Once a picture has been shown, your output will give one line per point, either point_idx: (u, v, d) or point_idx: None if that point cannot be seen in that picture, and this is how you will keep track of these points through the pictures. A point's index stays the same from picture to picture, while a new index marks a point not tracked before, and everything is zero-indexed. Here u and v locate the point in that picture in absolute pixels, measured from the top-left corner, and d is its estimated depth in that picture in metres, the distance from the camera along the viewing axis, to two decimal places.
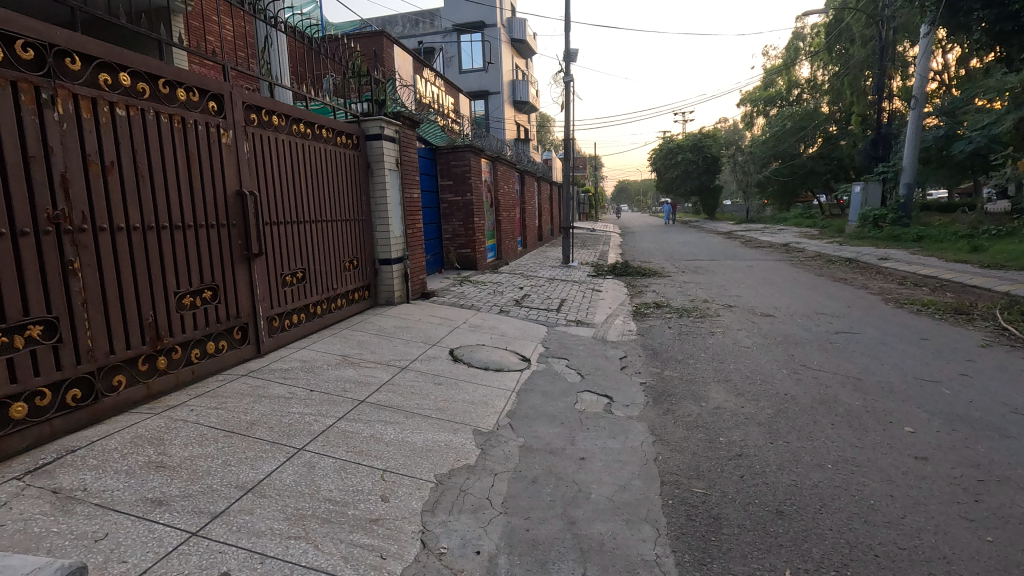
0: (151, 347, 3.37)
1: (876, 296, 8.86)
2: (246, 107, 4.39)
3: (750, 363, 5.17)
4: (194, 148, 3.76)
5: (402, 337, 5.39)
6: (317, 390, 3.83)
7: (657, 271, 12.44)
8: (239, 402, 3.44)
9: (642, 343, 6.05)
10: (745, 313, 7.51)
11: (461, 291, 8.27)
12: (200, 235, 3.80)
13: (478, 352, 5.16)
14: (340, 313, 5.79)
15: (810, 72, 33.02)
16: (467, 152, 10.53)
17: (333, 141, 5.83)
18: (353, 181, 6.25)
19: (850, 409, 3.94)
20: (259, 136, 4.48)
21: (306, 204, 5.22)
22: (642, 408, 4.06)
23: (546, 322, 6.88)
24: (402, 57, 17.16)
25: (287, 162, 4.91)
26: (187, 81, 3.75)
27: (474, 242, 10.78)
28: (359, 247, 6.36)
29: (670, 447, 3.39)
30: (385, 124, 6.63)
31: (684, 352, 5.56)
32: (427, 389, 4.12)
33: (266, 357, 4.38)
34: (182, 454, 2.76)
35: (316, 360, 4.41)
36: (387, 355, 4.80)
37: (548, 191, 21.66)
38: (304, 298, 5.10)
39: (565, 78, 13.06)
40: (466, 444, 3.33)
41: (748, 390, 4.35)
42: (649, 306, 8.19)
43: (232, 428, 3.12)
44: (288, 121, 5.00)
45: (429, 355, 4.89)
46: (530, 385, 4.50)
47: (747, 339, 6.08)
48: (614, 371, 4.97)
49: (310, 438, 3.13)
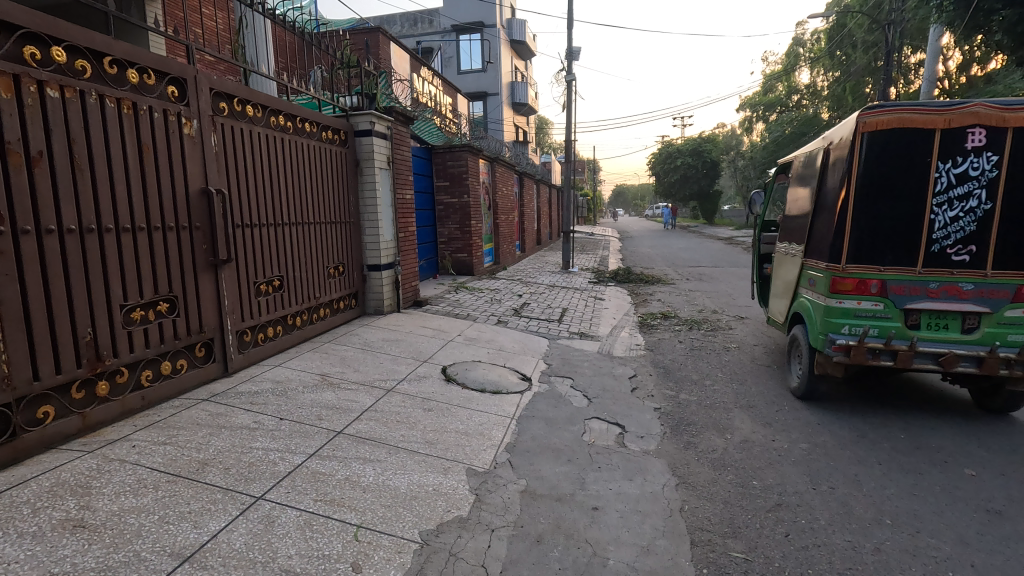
0: (88, 371, 2.87)
1: None
2: (215, 94, 3.89)
3: (774, 385, 4.70)
4: (148, 139, 3.26)
5: (390, 352, 4.89)
6: (288, 419, 3.33)
7: (661, 278, 11.98)
8: (193, 436, 2.94)
9: (652, 359, 5.57)
10: (760, 326, 7.05)
11: (456, 299, 7.77)
12: (155, 239, 3.31)
13: (473, 372, 4.63)
14: (323, 324, 5.29)
15: (811, 78, 32.79)
16: (464, 152, 10.06)
17: (318, 136, 5.33)
18: (340, 180, 5.76)
19: (896, 445, 3.47)
20: (230, 128, 3.99)
21: (285, 205, 4.73)
22: (659, 441, 3.57)
23: (548, 334, 6.39)
24: (399, 54, 16.67)
25: (264, 158, 4.41)
26: (140, 61, 3.26)
27: (470, 247, 10.30)
28: (346, 252, 5.87)
29: (696, 493, 2.91)
30: (375, 120, 6.11)
31: (699, 371, 5.08)
32: (415, 417, 3.61)
33: (234, 377, 3.88)
34: (110, 509, 2.26)
35: (290, 381, 3.91)
36: (372, 374, 4.29)
37: (547, 194, 21.20)
38: (281, 309, 4.60)
39: (567, 77, 12.58)
40: (458, 489, 2.84)
41: (776, 420, 3.87)
42: (656, 317, 7.71)
43: (180, 470, 2.61)
44: (265, 112, 4.50)
45: (418, 375, 4.39)
46: (531, 411, 4.01)
47: (765, 356, 5.61)
48: (624, 393, 4.48)
49: (273, 483, 2.63)
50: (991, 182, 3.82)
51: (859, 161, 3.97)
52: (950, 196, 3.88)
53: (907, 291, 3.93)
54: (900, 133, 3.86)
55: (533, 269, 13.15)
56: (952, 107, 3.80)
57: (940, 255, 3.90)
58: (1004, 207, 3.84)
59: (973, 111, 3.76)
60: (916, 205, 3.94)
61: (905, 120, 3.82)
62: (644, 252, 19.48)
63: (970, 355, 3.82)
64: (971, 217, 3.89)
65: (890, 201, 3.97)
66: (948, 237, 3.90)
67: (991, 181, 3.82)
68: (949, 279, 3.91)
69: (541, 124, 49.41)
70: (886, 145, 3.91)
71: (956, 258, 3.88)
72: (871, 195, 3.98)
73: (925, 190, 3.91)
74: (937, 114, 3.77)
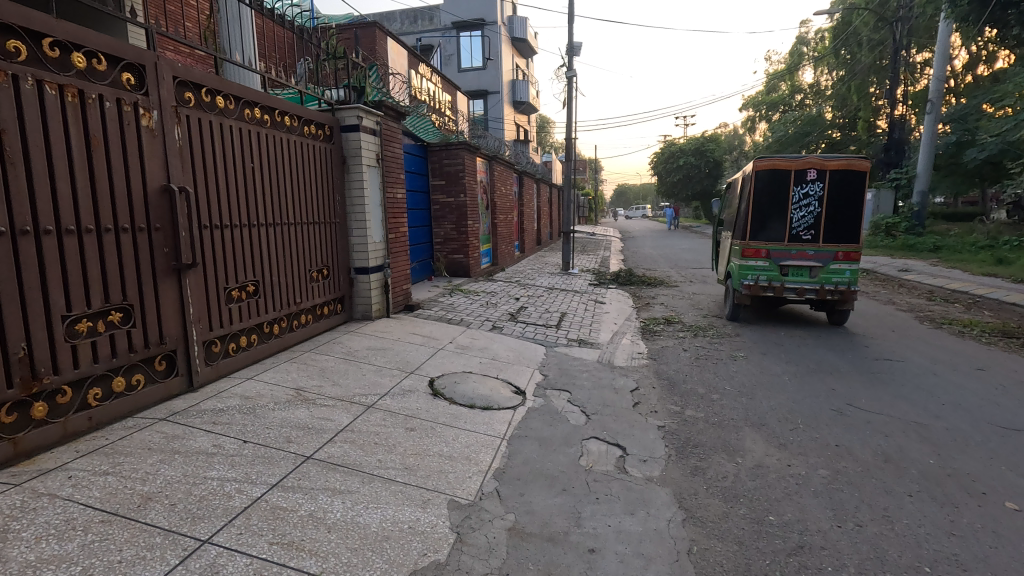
0: (21, 391, 2.56)
1: (906, 314, 8.08)
2: (180, 83, 3.56)
3: (787, 399, 4.36)
4: (98, 132, 2.94)
5: (374, 363, 4.56)
6: (251, 442, 3.00)
7: (663, 281, 11.65)
8: (139, 465, 2.61)
9: (655, 370, 5.24)
10: (768, 333, 6.72)
11: (450, 303, 7.45)
12: (106, 241, 2.98)
13: (462, 385, 4.29)
14: (305, 331, 4.97)
15: (815, 77, 32.44)
16: (460, 149, 9.74)
17: (300, 131, 5.01)
18: (325, 179, 5.43)
19: (928, 472, 3.13)
20: (197, 120, 3.67)
21: (262, 204, 4.40)
22: (663, 466, 3.24)
23: (545, 341, 6.07)
24: (397, 50, 16.34)
25: (238, 153, 4.09)
26: (88, 44, 2.93)
27: (467, 248, 9.97)
28: (331, 255, 5.55)
29: (706, 531, 2.58)
30: (363, 114, 5.78)
31: (705, 384, 4.75)
32: (396, 439, 3.29)
33: (200, 392, 3.56)
34: (23, 559, 1.93)
35: (260, 397, 3.58)
36: (352, 388, 3.96)
37: (547, 193, 20.87)
38: (257, 316, 4.28)
39: (567, 73, 12.25)
40: (436, 527, 2.51)
41: (792, 441, 3.54)
42: (660, 322, 7.38)
43: (118, 507, 2.29)
44: (240, 104, 4.16)
45: (403, 389, 4.06)
46: (523, 430, 3.68)
47: (776, 366, 5.28)
48: (625, 409, 4.15)
49: (223, 523, 2.29)
50: (822, 198, 6.99)
51: (750, 187, 7.22)
52: (802, 205, 7.03)
53: (780, 254, 7.06)
54: (776, 170, 7.05)
55: (532, 270, 12.82)
56: (799, 160, 7.04)
57: (796, 237, 7.03)
58: (829, 212, 6.98)
59: (809, 161, 7.03)
60: (780, 214, 7.11)
61: (776, 164, 7.05)
62: (645, 253, 19.14)
63: (812, 289, 6.94)
64: (815, 214, 7.00)
65: (769, 211, 7.14)
66: (800, 227, 7.01)
67: (821, 197, 6.98)
68: (802, 248, 6.97)
69: (542, 123, 49.04)
70: (767, 177, 7.18)
71: (804, 237, 6.98)
72: (758, 203, 7.16)
73: (786, 203, 7.07)
74: (792, 163, 7.03)
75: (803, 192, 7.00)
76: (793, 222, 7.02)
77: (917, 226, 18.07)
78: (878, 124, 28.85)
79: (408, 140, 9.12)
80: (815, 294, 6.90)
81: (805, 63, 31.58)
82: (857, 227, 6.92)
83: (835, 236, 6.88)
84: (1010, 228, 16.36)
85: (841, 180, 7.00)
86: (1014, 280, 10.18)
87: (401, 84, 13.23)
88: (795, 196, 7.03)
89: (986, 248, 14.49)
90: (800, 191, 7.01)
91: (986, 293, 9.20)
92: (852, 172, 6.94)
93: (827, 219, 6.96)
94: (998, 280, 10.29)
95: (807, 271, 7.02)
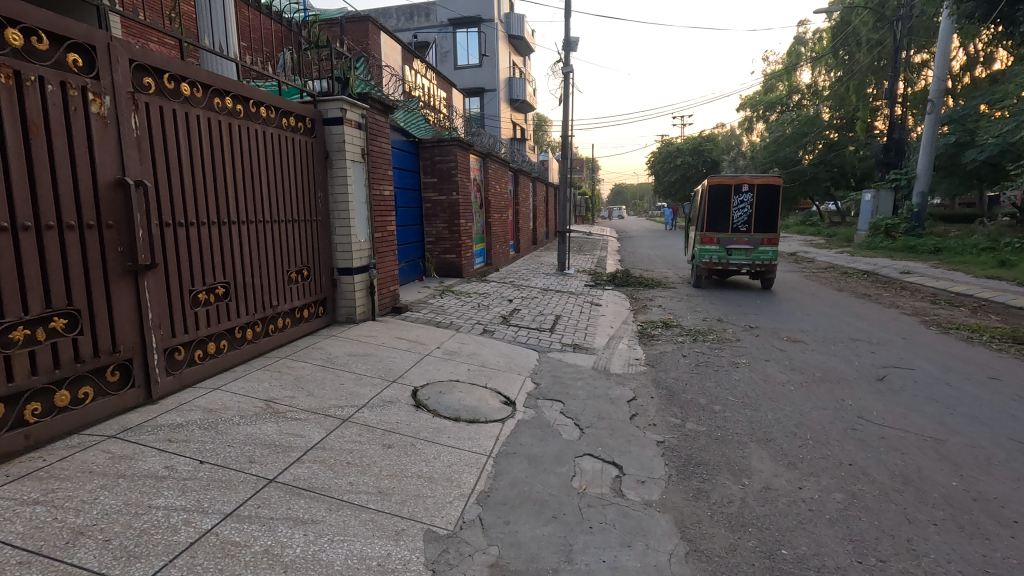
0: None
1: (912, 318, 7.82)
2: (137, 68, 3.26)
3: (793, 411, 4.11)
4: (38, 118, 2.64)
5: (354, 371, 4.26)
6: (209, 463, 2.71)
7: (661, 282, 11.39)
8: (75, 492, 2.31)
9: (654, 378, 4.97)
10: (770, 338, 6.46)
11: (440, 305, 7.16)
12: (48, 240, 2.69)
13: (447, 396, 4.00)
14: (282, 336, 4.68)
15: (813, 77, 32.29)
16: (453, 146, 9.44)
17: (278, 123, 4.71)
18: (306, 174, 5.14)
19: (950, 496, 2.87)
20: (159, 107, 3.37)
21: (234, 200, 4.10)
22: (663, 487, 2.97)
23: (537, 346, 5.78)
24: (390, 45, 16.01)
25: (206, 144, 3.79)
26: (26, 21, 2.63)
27: (459, 248, 9.68)
28: (312, 255, 5.26)
29: (711, 566, 2.31)
30: (347, 106, 5.48)
31: (707, 393, 4.48)
32: (370, 458, 2.99)
33: (159, 404, 3.26)
34: None
35: (225, 410, 3.28)
36: (327, 398, 3.67)
37: (543, 192, 20.63)
38: (227, 321, 3.98)
39: (565, 68, 11.97)
40: (409, 562, 2.23)
41: (801, 459, 3.27)
42: (658, 326, 7.11)
43: (42, 544, 2.00)
44: (208, 93, 3.86)
45: (383, 400, 3.78)
46: (512, 446, 3.40)
47: (780, 374, 5.02)
48: (621, 422, 3.88)
49: (163, 562, 2.01)
50: (752, 203, 10.28)
51: (705, 195, 10.50)
52: (739, 208, 10.35)
53: (726, 241, 10.38)
54: (722, 185, 10.33)
55: (527, 271, 12.55)
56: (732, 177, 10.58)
57: (737, 229, 10.34)
58: (758, 211, 10.28)
59: (742, 179, 10.38)
60: (725, 214, 10.39)
61: (718, 181, 10.41)
62: (643, 254, 18.88)
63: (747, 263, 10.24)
64: (748, 214, 10.30)
65: (718, 213, 10.41)
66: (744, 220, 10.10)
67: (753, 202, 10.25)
68: (740, 235, 10.32)
69: (540, 122, 48.74)
70: (717, 188, 10.38)
71: (742, 229, 10.29)
72: (711, 207, 10.40)
73: (730, 206, 10.32)
74: (731, 179, 10.32)
75: (740, 199, 10.30)
76: (734, 219, 10.31)
77: (916, 227, 17.87)
78: (877, 125, 28.67)
79: (398, 136, 8.83)
80: (748, 266, 10.33)
81: (803, 64, 31.42)
82: (774, 221, 10.26)
83: (760, 228, 10.25)
84: (1011, 230, 16.15)
85: (763, 191, 10.35)
86: (1018, 283, 9.97)
87: (393, 80, 12.94)
88: (734, 201, 10.34)
89: (988, 251, 14.27)
90: (737, 199, 10.32)
91: (991, 296, 8.99)
92: (770, 186, 10.29)
93: (757, 217, 10.27)
94: (1002, 283, 10.08)
95: (744, 252, 10.35)
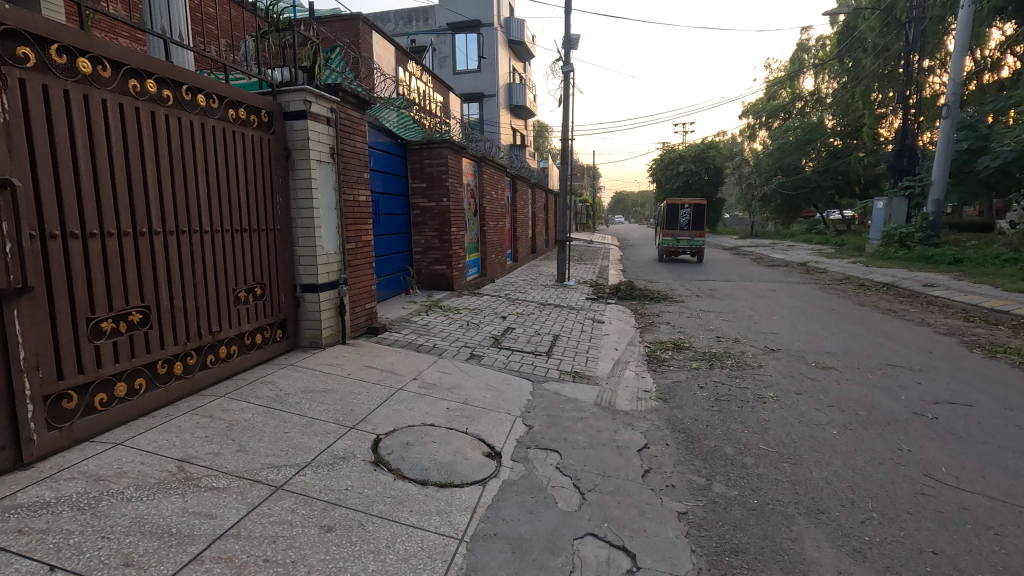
0: None
1: (948, 338, 7.06)
2: (10, 35, 2.52)
3: (843, 465, 3.34)
4: None
5: (305, 414, 3.50)
6: (62, 568, 1.94)
7: (667, 295, 10.66)
8: None
9: (667, 417, 4.21)
10: (796, 363, 5.71)
11: (425, 324, 6.41)
12: None
13: (417, 448, 3.22)
14: (227, 366, 3.95)
15: (816, 84, 31.66)
16: (444, 149, 8.73)
17: (225, 115, 3.97)
18: (262, 176, 4.40)
19: None
20: (42, 87, 2.63)
21: (163, 206, 3.37)
22: None
23: (532, 374, 5.03)
24: (383, 45, 15.34)
25: (117, 137, 3.04)
26: None
27: (450, 258, 8.94)
28: (270, 270, 4.52)
29: None
30: (312, 97, 4.73)
31: (734, 440, 3.72)
32: (298, 551, 2.22)
33: (30, 471, 2.50)
34: None
35: (118, 478, 2.52)
36: (261, 455, 2.91)
37: (543, 200, 19.97)
38: (147, 354, 3.22)
39: (565, 68, 11.27)
40: None
41: (871, 546, 2.51)
42: (668, 348, 6.35)
43: None
44: (124, 73, 3.12)
45: (335, 457, 3.01)
46: (493, 523, 2.63)
47: (817, 412, 4.27)
48: (632, 483, 3.11)
49: None
50: (690, 215, 17.87)
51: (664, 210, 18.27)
52: (683, 217, 18.01)
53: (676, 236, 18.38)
54: (673, 205, 17.95)
55: (524, 282, 11.82)
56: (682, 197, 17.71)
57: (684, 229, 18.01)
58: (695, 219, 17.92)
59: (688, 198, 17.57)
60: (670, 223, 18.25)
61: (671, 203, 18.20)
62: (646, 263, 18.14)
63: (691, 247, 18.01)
64: (688, 219, 18.04)
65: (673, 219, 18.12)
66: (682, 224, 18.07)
67: (691, 214, 17.80)
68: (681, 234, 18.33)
69: (540, 128, 48.12)
70: (671, 206, 17.97)
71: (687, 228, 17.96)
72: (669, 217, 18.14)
73: (677, 216, 17.97)
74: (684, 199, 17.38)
75: (684, 212, 17.93)
76: (681, 223, 18.07)
77: (932, 236, 17.11)
78: (883, 132, 27.92)
79: (382, 137, 8.12)
80: (690, 250, 17.99)
81: (807, 71, 30.79)
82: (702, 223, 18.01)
83: (695, 228, 18.02)
84: None
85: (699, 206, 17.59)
86: None
87: (385, 80, 12.25)
88: (680, 213, 17.93)
89: (1011, 262, 13.49)
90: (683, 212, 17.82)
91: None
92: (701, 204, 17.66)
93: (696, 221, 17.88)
94: None
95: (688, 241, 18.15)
